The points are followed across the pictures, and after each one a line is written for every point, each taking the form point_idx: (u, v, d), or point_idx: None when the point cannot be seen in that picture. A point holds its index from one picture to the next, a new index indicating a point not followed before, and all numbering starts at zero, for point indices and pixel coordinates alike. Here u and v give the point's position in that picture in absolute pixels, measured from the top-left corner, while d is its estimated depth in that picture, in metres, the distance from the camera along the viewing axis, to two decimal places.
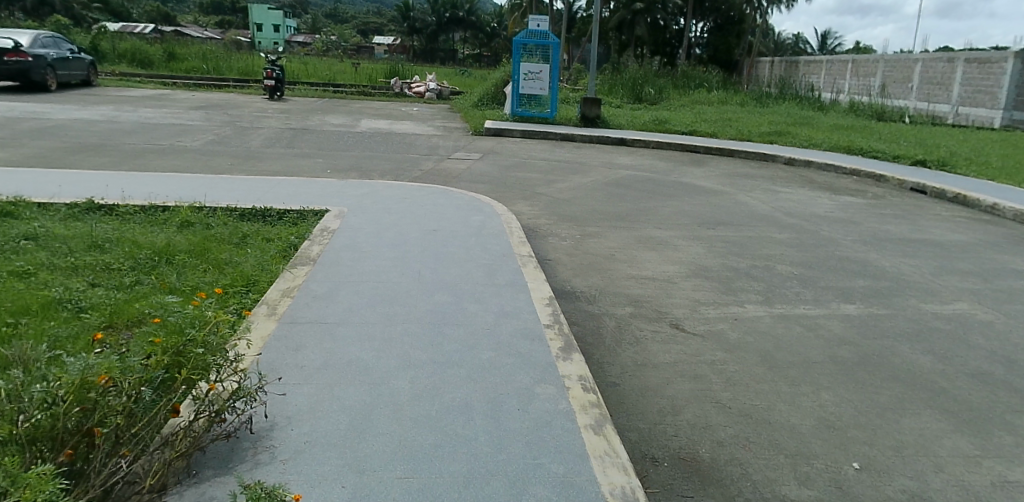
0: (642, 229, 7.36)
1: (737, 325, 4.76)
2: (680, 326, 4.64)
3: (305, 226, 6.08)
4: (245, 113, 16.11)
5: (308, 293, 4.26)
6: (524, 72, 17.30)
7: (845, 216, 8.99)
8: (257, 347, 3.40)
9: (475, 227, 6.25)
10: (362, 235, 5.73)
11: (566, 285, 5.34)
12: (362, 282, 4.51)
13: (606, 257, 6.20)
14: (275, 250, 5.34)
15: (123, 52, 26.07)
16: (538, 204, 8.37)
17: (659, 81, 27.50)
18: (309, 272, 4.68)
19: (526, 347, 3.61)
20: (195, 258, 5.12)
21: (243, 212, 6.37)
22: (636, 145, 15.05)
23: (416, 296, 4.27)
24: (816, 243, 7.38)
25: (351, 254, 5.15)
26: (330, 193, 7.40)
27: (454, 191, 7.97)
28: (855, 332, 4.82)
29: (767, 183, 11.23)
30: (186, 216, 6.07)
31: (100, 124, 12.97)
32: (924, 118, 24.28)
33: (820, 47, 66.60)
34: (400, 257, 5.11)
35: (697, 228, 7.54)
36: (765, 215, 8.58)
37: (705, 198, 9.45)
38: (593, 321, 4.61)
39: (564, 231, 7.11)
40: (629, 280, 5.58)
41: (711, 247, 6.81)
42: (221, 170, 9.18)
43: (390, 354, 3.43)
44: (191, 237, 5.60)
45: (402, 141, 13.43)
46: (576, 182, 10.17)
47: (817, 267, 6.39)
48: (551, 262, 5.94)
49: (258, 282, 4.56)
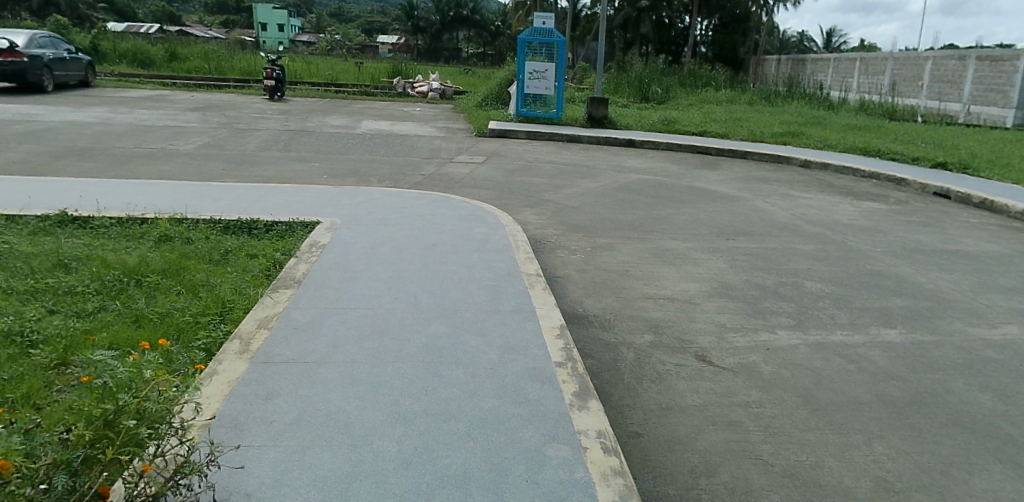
0: (656, 241, 6.86)
1: (769, 357, 4.25)
2: (706, 358, 4.14)
3: (293, 240, 5.60)
4: (243, 114, 15.65)
5: (289, 323, 3.79)
6: (529, 71, 16.78)
7: (870, 225, 8.46)
8: (220, 397, 2.94)
9: (478, 241, 5.75)
10: (355, 251, 5.25)
11: (577, 307, 4.84)
12: (351, 309, 4.02)
13: (620, 274, 5.69)
14: (257, 269, 4.87)
15: (123, 52, 25.65)
16: (545, 212, 7.88)
17: (665, 80, 26.95)
18: (294, 295, 4.22)
19: (535, 393, 3.13)
20: (169, 278, 4.64)
21: (227, 224, 5.88)
22: (645, 146, 14.55)
23: (409, 327, 3.79)
24: (844, 255, 6.86)
25: (341, 273, 4.68)
26: (323, 203, 6.90)
27: (455, 199, 7.49)
28: (900, 364, 4.31)
29: (785, 188, 10.71)
30: (164, 230, 5.59)
31: (92, 126, 12.51)
32: (937, 118, 23.66)
33: (825, 45, 65.75)
34: (394, 278, 4.62)
35: (717, 240, 7.02)
36: (786, 224, 8.06)
37: (722, 205, 8.93)
38: (609, 352, 4.11)
39: (574, 243, 6.61)
40: (646, 301, 5.07)
41: (733, 261, 6.29)
42: (211, 176, 8.70)
43: (376, 404, 2.94)
44: (167, 254, 5.13)
45: (403, 143, 12.95)
46: (584, 187, 9.65)
47: (849, 284, 5.87)
48: (561, 280, 5.44)
49: (234, 308, 4.09)
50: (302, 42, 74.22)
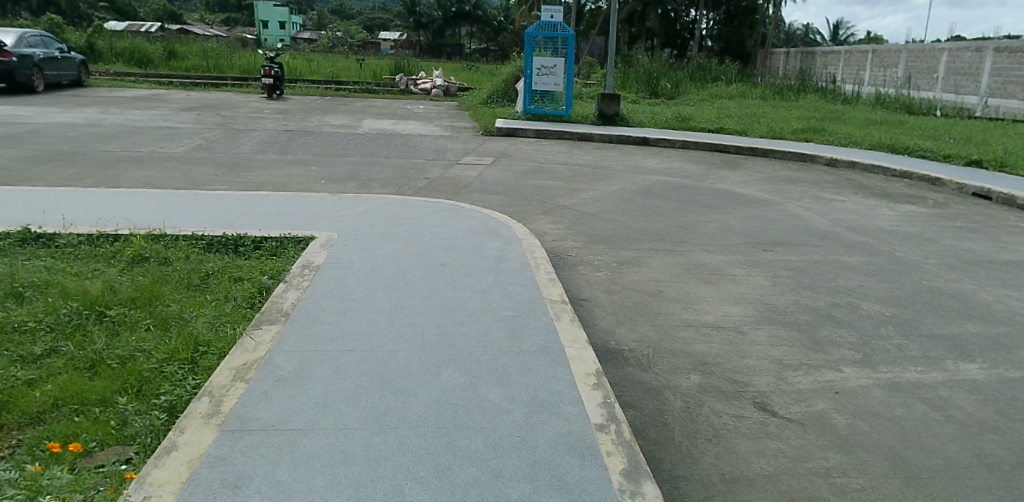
0: (687, 254, 6.20)
1: (841, 405, 3.59)
2: (767, 406, 3.49)
3: (284, 260, 4.98)
4: (240, 114, 15.01)
5: (271, 372, 3.14)
6: (537, 67, 16.08)
7: (914, 231, 7.77)
8: (176, 486, 2.30)
9: (492, 258, 5.11)
10: (353, 274, 4.61)
11: (610, 340, 4.19)
12: (348, 353, 3.37)
13: (653, 295, 5.03)
14: (241, 297, 4.24)
15: (120, 50, 25.04)
16: (562, 221, 7.23)
17: (674, 74, 26.23)
18: (279, 333, 3.58)
19: (575, 474, 2.48)
20: (138, 310, 4.01)
21: (211, 241, 5.26)
22: (660, 145, 13.88)
23: (416, 377, 3.14)
24: (896, 268, 6.19)
25: (337, 304, 4.03)
26: (319, 214, 6.26)
27: (464, 207, 6.84)
28: (994, 411, 3.64)
29: (815, 189, 10.03)
30: (139, 248, 4.96)
31: (79, 128, 11.90)
32: (955, 111, 22.84)
33: (831, 39, 64.50)
34: (398, 309, 3.97)
35: (753, 252, 6.36)
36: (825, 232, 7.38)
37: (751, 210, 8.26)
38: (653, 400, 3.46)
39: (597, 257, 5.97)
40: (686, 330, 4.42)
41: (776, 278, 5.63)
42: (200, 182, 8.07)
43: (374, 494, 2.30)
44: (139, 278, 4.50)
45: (406, 144, 12.30)
46: (601, 191, 8.99)
47: (909, 305, 5.20)
48: (587, 304, 4.79)
49: (208, 349, 3.44)
50: (304, 39, 73.58)
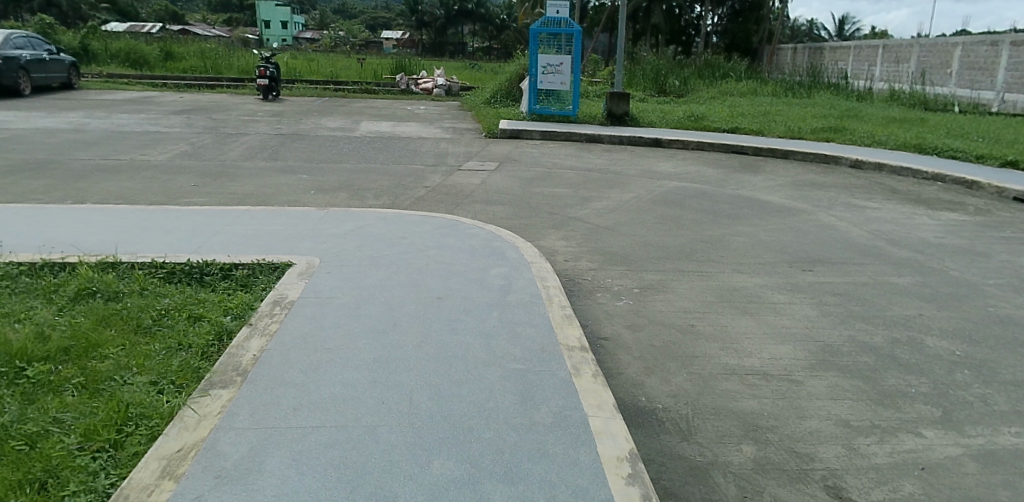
0: (717, 276, 5.47)
1: (931, 487, 2.88)
2: (840, 493, 2.79)
3: (253, 294, 4.26)
4: (232, 117, 14.33)
5: (212, 465, 2.45)
6: (543, 65, 15.32)
7: (963, 243, 7.01)
8: None
9: (498, 290, 4.38)
10: (333, 312, 3.91)
11: (639, 395, 3.48)
12: (315, 433, 2.66)
13: (685, 331, 4.32)
14: (194, 346, 3.52)
15: (115, 51, 24.41)
16: (574, 236, 6.52)
17: (681, 72, 25.44)
18: (231, 402, 2.88)
19: None
20: (66, 366, 3.30)
21: (172, 269, 4.55)
22: (673, 146, 13.13)
23: (399, 471, 2.43)
24: (956, 291, 5.44)
25: (310, 356, 3.32)
26: (301, 233, 5.54)
27: (466, 223, 6.11)
28: None
29: (844, 195, 9.27)
30: (85, 281, 4.25)
31: (60, 133, 11.24)
32: (972, 107, 21.96)
33: (836, 34, 63.03)
34: (382, 364, 3.25)
35: (793, 273, 5.62)
36: (866, 246, 6.64)
37: (781, 221, 7.51)
38: (699, 487, 2.76)
39: (617, 281, 5.25)
40: (729, 380, 3.70)
41: (823, 307, 4.90)
42: (178, 194, 7.38)
43: None
44: (76, 321, 3.78)
45: (405, 148, 11.59)
46: (615, 200, 8.26)
47: (983, 341, 4.46)
48: (609, 344, 4.07)
49: (139, 425, 2.74)
50: (306, 39, 73.00)
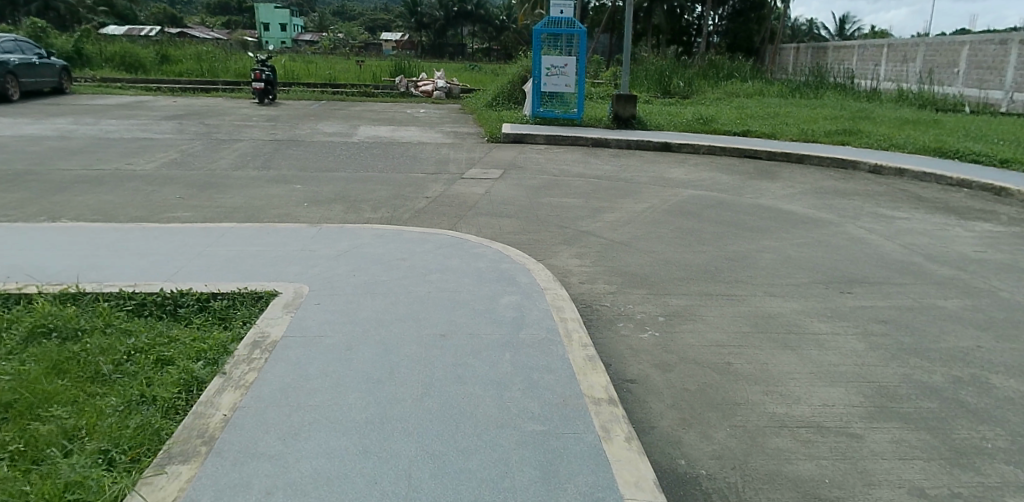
0: (749, 300, 4.96)
1: None
2: None
3: (231, 330, 3.76)
4: (225, 122, 13.84)
5: None
6: (547, 66, 14.79)
7: (1005, 258, 6.50)
8: None
9: (509, 324, 3.87)
10: (321, 356, 3.40)
11: (678, 460, 2.96)
12: None
13: (721, 371, 3.80)
14: (155, 402, 3.01)
15: (110, 55, 23.90)
16: (588, 253, 6.02)
17: (685, 73, 24.89)
18: (193, 482, 2.38)
19: None
20: (3, 428, 2.80)
21: (142, 301, 4.05)
22: (683, 151, 12.63)
23: None
24: (1011, 316, 4.92)
25: (290, 418, 2.81)
26: (288, 255, 5.04)
27: (471, 241, 5.59)
28: None
29: (867, 203, 8.78)
30: (40, 318, 3.75)
31: (43, 141, 10.76)
32: (982, 107, 21.45)
33: (837, 33, 62.32)
34: (375, 427, 2.74)
35: (830, 296, 5.11)
36: (902, 262, 6.13)
37: (807, 234, 7.01)
38: None
39: (638, 308, 4.74)
40: (779, 436, 3.19)
41: (871, 338, 4.38)
42: (161, 208, 6.89)
43: None
44: (21, 368, 3.27)
45: (404, 154, 11.08)
46: (628, 211, 7.76)
47: None
48: (636, 388, 3.57)
49: None
50: (306, 42, 72.67)
